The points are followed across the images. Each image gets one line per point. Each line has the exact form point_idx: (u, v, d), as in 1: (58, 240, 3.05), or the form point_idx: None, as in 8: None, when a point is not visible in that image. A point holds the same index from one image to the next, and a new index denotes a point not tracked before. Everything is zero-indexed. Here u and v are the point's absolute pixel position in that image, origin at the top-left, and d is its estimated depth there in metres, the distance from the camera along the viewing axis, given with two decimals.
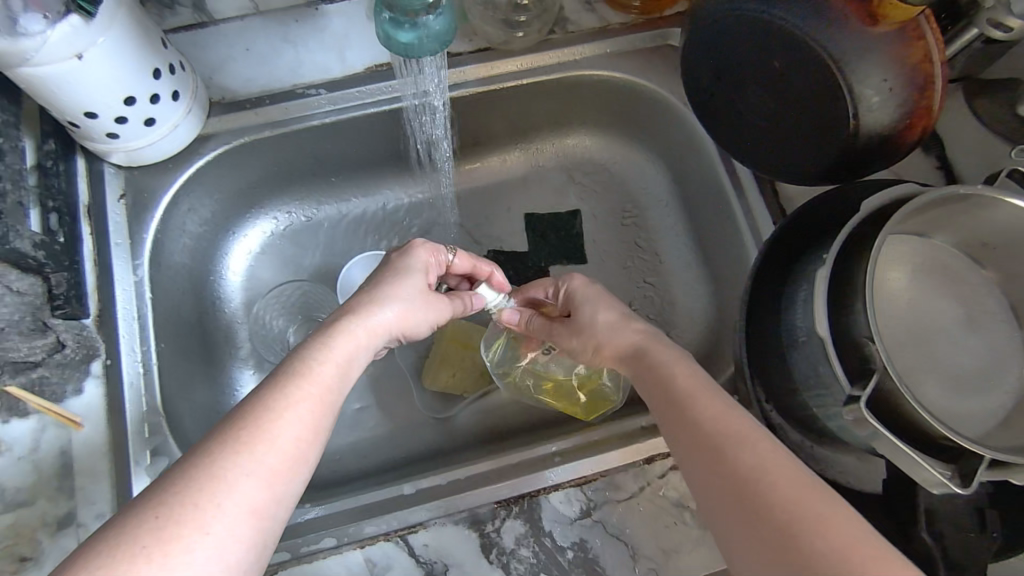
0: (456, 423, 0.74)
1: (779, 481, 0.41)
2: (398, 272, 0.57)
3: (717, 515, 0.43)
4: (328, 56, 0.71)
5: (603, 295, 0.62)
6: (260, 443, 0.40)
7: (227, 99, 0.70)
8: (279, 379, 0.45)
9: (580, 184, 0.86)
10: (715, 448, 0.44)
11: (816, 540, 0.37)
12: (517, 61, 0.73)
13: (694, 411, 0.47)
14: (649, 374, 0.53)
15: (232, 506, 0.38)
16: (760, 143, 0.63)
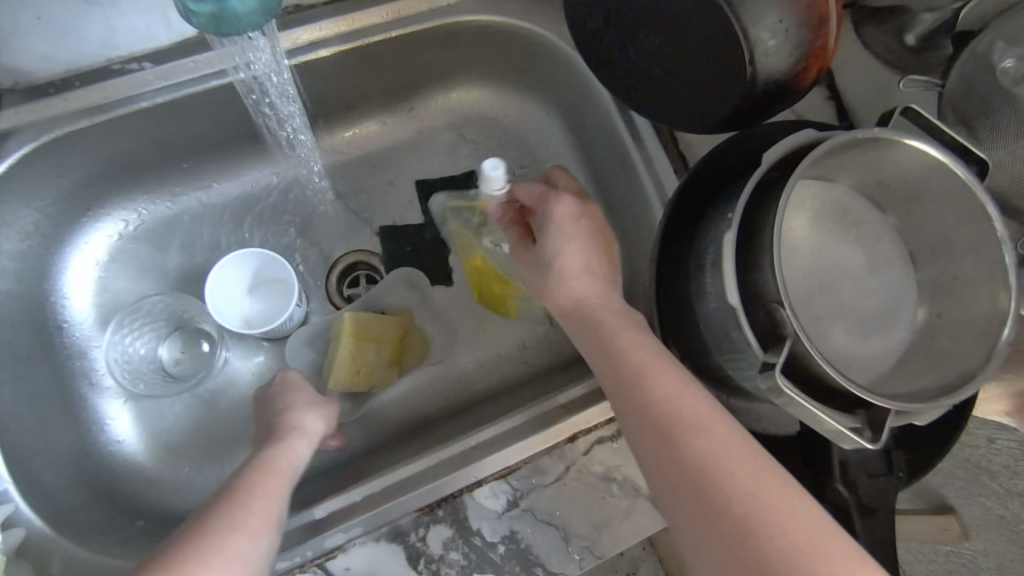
0: (368, 421, 0.69)
1: (736, 471, 0.39)
2: (297, 388, 0.61)
3: (673, 510, 0.41)
4: (147, 19, 0.58)
5: (576, 234, 0.54)
6: (242, 510, 0.44)
7: (22, 83, 0.58)
8: (242, 475, 0.49)
9: (472, 142, 0.78)
10: (662, 422, 0.42)
11: (782, 526, 0.36)
12: (381, 11, 0.64)
13: (645, 389, 0.44)
14: (598, 342, 0.49)
15: (222, 559, 0.40)
16: (652, 91, 0.57)
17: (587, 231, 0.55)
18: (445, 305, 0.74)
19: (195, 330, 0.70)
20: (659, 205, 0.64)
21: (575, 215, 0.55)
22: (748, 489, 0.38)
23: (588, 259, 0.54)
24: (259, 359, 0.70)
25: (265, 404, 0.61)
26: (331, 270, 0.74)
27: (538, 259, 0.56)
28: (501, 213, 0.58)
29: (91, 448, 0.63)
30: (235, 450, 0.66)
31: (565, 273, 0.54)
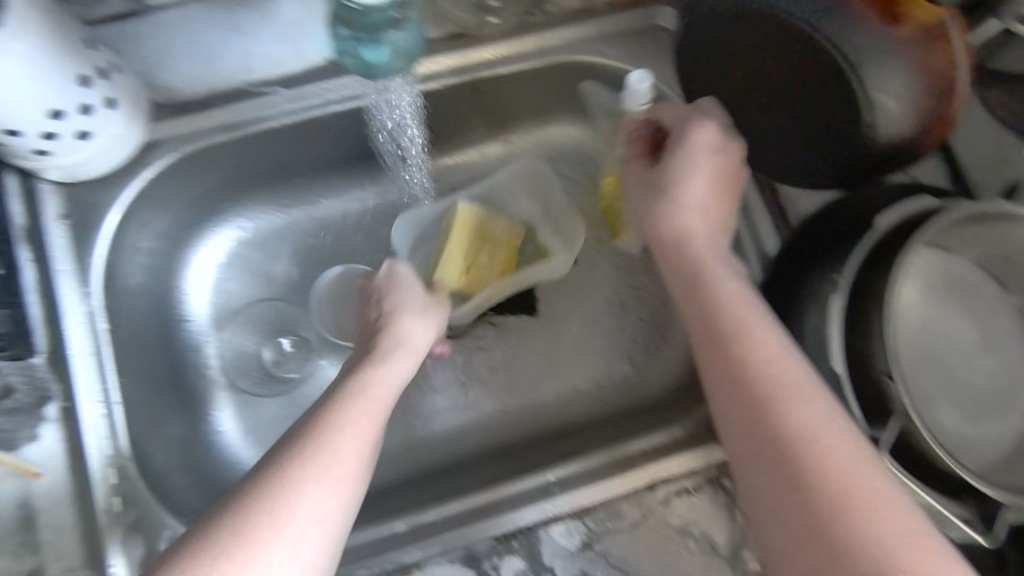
0: (444, 440, 0.72)
1: (831, 451, 0.39)
2: (402, 290, 0.59)
3: (745, 471, 0.42)
4: (281, 47, 0.64)
5: (700, 170, 0.52)
6: (329, 457, 0.44)
7: (174, 101, 0.63)
8: (337, 400, 0.48)
9: (565, 176, 0.80)
10: (758, 395, 0.42)
11: (864, 526, 0.37)
12: (494, 49, 0.67)
13: (744, 344, 0.44)
14: (698, 296, 0.48)
15: (304, 515, 0.42)
16: (758, 146, 0.57)
17: (716, 169, 0.52)
18: (528, 338, 0.76)
19: (286, 333, 0.73)
20: None
21: (713, 149, 0.52)
22: (838, 471, 0.39)
23: (707, 198, 0.52)
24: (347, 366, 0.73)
25: (369, 301, 0.60)
26: None
27: (653, 180, 0.54)
28: (633, 129, 0.57)
29: (200, 422, 0.68)
30: None
31: (681, 201, 0.52)
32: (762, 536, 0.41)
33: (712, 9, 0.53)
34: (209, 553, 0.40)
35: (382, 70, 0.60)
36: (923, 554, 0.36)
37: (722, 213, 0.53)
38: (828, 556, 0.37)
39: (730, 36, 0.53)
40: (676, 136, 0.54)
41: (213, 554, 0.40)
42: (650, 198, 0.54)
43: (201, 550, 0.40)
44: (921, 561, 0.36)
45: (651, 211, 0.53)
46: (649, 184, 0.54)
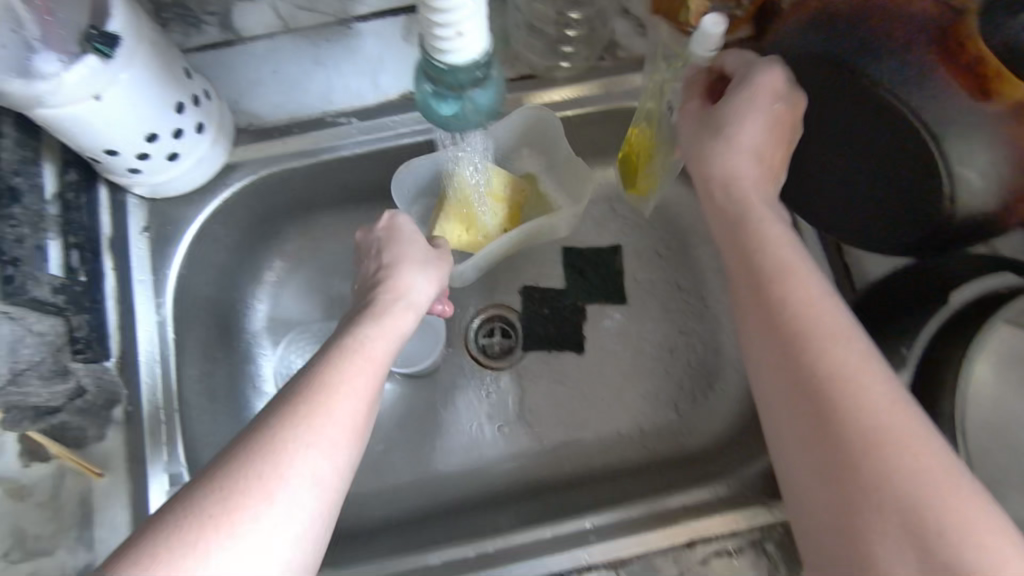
0: (482, 471, 0.72)
1: (863, 398, 0.39)
2: (404, 241, 0.59)
3: (777, 411, 0.42)
4: (360, 80, 0.67)
5: (759, 116, 0.49)
6: (322, 417, 0.44)
7: (254, 126, 0.66)
8: (331, 356, 0.48)
9: (622, 216, 0.80)
10: (793, 340, 0.42)
11: (894, 471, 0.37)
12: (560, 91, 0.68)
13: (782, 290, 0.44)
14: (740, 245, 0.47)
15: (296, 479, 0.42)
16: (828, 207, 0.55)
17: (777, 118, 0.50)
18: (576, 376, 0.76)
19: None
20: None
21: (775, 95, 0.49)
22: (871, 415, 0.38)
23: (763, 144, 0.50)
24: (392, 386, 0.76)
25: (367, 254, 0.60)
26: (475, 316, 0.78)
27: (708, 119, 0.52)
28: (694, 76, 0.54)
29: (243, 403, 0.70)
30: (362, 474, 0.73)
31: (735, 144, 0.50)
32: (789, 485, 0.42)
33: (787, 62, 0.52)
34: (192, 519, 0.39)
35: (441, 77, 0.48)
36: (952, 496, 0.36)
37: (776, 163, 0.51)
38: (853, 495, 0.37)
39: (805, 94, 0.52)
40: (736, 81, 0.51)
41: (198, 519, 0.39)
42: (700, 137, 0.52)
43: (186, 514, 0.39)
44: (951, 504, 0.35)
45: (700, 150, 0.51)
46: (704, 124, 0.52)
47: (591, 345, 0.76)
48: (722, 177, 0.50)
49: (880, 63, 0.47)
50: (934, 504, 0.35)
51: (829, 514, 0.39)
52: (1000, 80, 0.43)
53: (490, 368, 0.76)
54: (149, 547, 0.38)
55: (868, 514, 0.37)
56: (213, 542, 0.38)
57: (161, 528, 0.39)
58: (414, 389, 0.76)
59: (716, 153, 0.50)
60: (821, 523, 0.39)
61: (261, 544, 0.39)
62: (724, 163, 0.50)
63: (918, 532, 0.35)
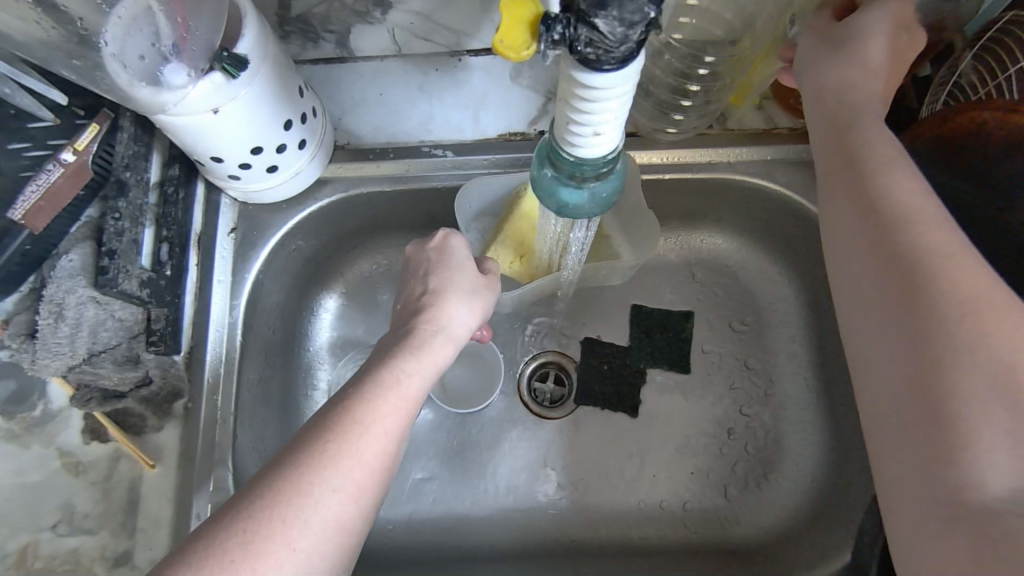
0: (515, 523, 0.71)
1: (956, 274, 0.39)
2: (453, 266, 0.57)
3: (861, 289, 0.42)
4: (461, 115, 0.67)
5: (885, 35, 0.48)
6: (350, 458, 0.43)
7: (352, 144, 0.67)
8: (365, 387, 0.47)
9: (700, 283, 0.77)
10: (886, 224, 0.42)
11: (988, 335, 0.37)
12: (665, 153, 0.67)
13: (878, 181, 0.44)
14: (841, 141, 0.47)
15: (319, 524, 0.41)
16: None
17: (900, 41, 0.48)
18: (625, 440, 0.73)
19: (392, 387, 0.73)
20: None
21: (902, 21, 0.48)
22: (963, 287, 0.38)
23: (882, 61, 0.48)
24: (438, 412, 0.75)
25: (414, 273, 0.58)
26: (531, 359, 0.77)
27: (830, 33, 0.49)
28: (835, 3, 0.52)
29: (299, 409, 0.71)
30: (394, 499, 0.72)
31: (859, 54, 0.48)
32: (863, 370, 0.41)
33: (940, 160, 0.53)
34: (213, 560, 0.38)
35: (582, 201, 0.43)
36: None
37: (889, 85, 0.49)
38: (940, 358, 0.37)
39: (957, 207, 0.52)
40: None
41: (215, 560, 0.38)
42: (821, 48, 0.50)
43: (205, 551, 0.38)
44: None
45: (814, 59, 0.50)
46: (826, 36, 0.50)
47: (647, 411, 0.74)
48: (834, 84, 0.48)
49: None
50: (1022, 373, 0.36)
51: (912, 376, 0.38)
52: None
53: (538, 415, 0.75)
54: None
55: (957, 377, 0.36)
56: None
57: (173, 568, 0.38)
58: (461, 423, 0.75)
59: (836, 57, 0.48)
60: (899, 393, 0.38)
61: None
62: (838, 67, 0.48)
63: (1011, 391, 0.36)
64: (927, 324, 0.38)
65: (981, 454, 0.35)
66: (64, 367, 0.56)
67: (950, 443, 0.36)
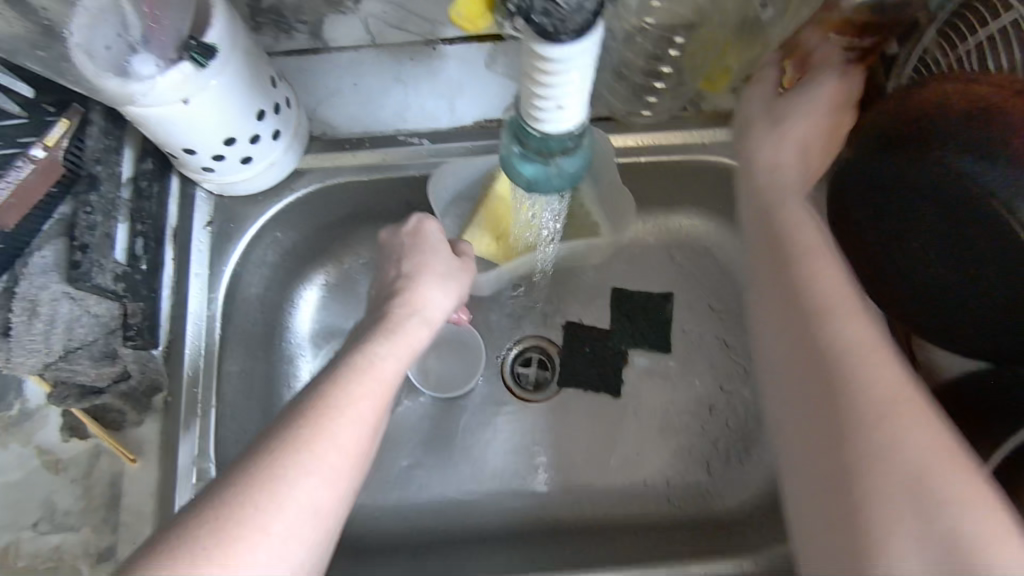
0: (500, 507, 0.71)
1: (871, 369, 0.41)
2: (427, 249, 0.57)
3: (789, 386, 0.46)
4: (437, 103, 0.67)
5: (817, 110, 0.55)
6: (325, 442, 0.44)
7: (328, 135, 0.68)
8: (338, 373, 0.48)
9: (679, 266, 0.78)
10: (807, 319, 0.45)
11: (897, 435, 0.39)
12: (637, 137, 0.68)
13: (801, 277, 0.48)
14: (778, 232, 0.52)
15: (294, 508, 0.41)
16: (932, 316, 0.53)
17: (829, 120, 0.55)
18: (608, 422, 0.74)
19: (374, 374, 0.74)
20: None
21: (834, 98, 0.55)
22: (878, 386, 0.41)
23: (812, 140, 0.55)
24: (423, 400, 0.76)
25: (389, 258, 0.58)
26: (514, 345, 0.77)
27: (770, 105, 0.58)
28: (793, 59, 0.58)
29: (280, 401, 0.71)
30: (381, 487, 0.72)
31: (786, 134, 0.56)
32: (793, 461, 0.44)
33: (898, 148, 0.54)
34: (187, 548, 0.38)
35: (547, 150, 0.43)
36: (958, 470, 0.37)
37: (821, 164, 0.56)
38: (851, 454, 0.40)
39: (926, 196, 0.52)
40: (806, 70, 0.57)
41: (189, 548, 0.38)
42: (760, 120, 0.58)
43: (178, 540, 0.38)
44: (956, 476, 0.37)
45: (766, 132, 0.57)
46: (769, 107, 0.58)
47: (629, 393, 0.75)
48: (767, 167, 0.56)
49: (986, 172, 0.43)
50: (934, 479, 0.37)
51: (826, 473, 0.41)
52: None
53: (521, 399, 0.75)
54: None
55: (863, 473, 0.39)
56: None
57: (145, 557, 0.38)
58: (444, 411, 0.75)
59: (774, 131, 0.56)
60: (816, 485, 0.42)
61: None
62: (770, 147, 0.56)
63: (923, 492, 0.37)
64: (840, 420, 0.41)
65: (885, 549, 0.37)
66: (41, 365, 0.55)
67: (861, 542, 0.38)
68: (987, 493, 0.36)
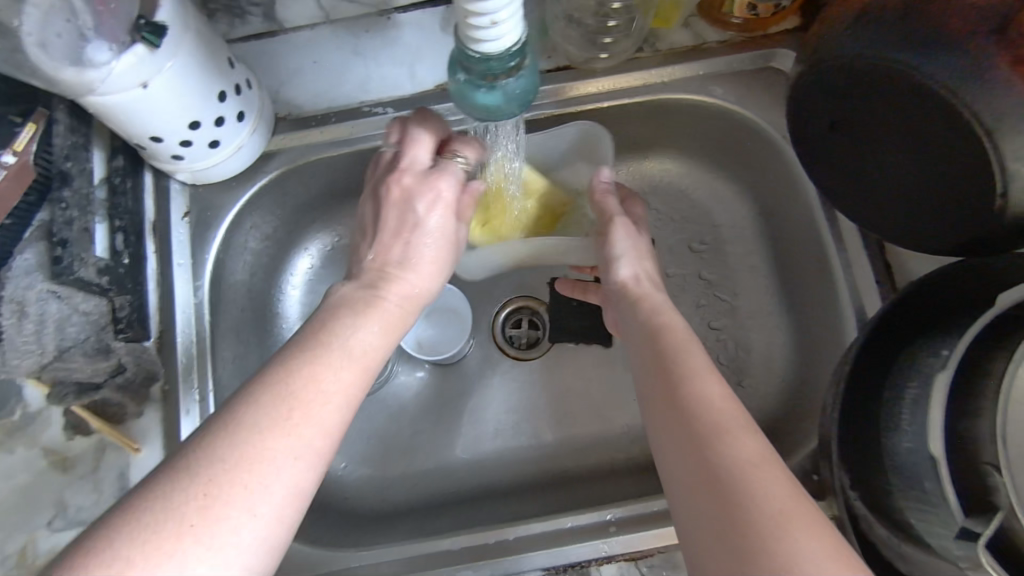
0: (504, 464, 0.72)
1: (765, 483, 0.38)
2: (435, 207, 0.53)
3: (685, 499, 0.41)
4: (397, 71, 0.68)
5: (638, 244, 0.61)
6: (312, 424, 0.42)
7: (293, 115, 0.68)
8: (326, 349, 0.45)
9: (656, 211, 0.78)
10: (699, 438, 0.42)
11: (765, 496, 0.37)
12: (599, 82, 0.68)
13: (689, 393, 0.45)
14: (644, 324, 0.54)
15: (279, 490, 0.40)
16: (887, 216, 0.53)
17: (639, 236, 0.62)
18: (599, 371, 0.75)
19: None
20: (856, 327, 0.61)
21: (632, 236, 0.61)
22: (775, 497, 0.38)
23: (639, 260, 0.60)
24: (421, 373, 0.77)
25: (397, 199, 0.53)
26: (503, 306, 0.79)
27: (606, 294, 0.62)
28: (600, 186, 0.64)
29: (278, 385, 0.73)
30: (387, 458, 0.74)
31: (620, 266, 0.60)
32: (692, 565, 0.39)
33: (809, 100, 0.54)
34: (171, 521, 0.36)
35: (497, 112, 0.40)
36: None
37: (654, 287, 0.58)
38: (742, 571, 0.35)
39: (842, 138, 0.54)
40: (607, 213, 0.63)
41: (170, 523, 0.36)
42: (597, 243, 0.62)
43: (158, 514, 0.37)
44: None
45: (614, 244, 0.60)
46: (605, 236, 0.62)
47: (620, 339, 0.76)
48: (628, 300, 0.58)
49: (930, 58, 0.42)
50: None
51: (714, 534, 0.38)
52: None
53: (515, 358, 0.77)
54: (112, 546, 0.36)
55: (744, 530, 0.36)
56: (187, 553, 0.36)
57: (125, 523, 0.36)
58: (442, 377, 0.77)
59: (632, 309, 0.57)
60: None
61: (234, 555, 0.37)
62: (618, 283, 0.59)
63: None
64: (735, 536, 0.36)
65: None
66: (37, 366, 0.57)
67: None
68: (838, 552, 0.36)
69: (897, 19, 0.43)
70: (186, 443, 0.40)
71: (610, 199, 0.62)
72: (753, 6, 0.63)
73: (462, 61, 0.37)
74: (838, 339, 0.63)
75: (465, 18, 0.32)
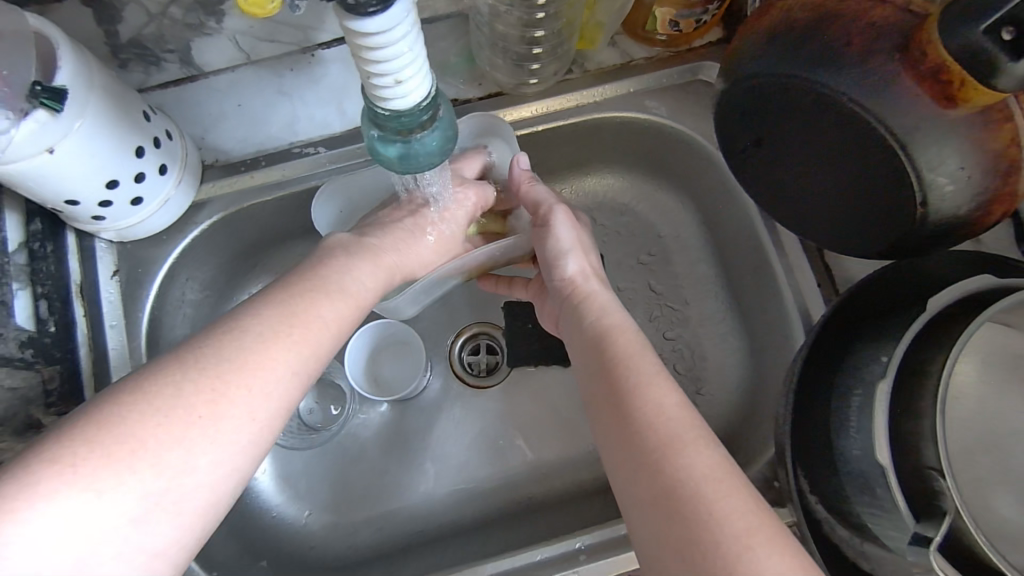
0: (472, 494, 0.72)
1: (717, 493, 0.38)
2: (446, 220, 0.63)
3: (629, 486, 0.42)
4: (326, 109, 0.66)
5: (577, 237, 0.61)
6: (302, 342, 0.46)
7: (221, 161, 0.65)
8: (316, 276, 0.51)
9: (603, 226, 0.78)
10: (638, 451, 0.42)
11: (722, 506, 0.38)
12: (532, 106, 0.68)
13: (632, 402, 0.45)
14: (592, 327, 0.53)
15: (270, 399, 0.43)
16: (813, 222, 0.54)
17: (578, 227, 0.62)
18: (559, 392, 0.75)
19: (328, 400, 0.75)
20: (803, 331, 0.62)
21: (570, 226, 0.61)
22: (725, 508, 0.38)
23: (577, 253, 0.60)
24: (380, 409, 0.75)
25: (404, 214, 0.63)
26: (457, 336, 0.78)
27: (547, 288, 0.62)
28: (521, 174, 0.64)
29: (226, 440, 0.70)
30: (351, 501, 0.72)
31: (559, 261, 0.60)
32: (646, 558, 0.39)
33: (721, 110, 0.55)
34: (181, 411, 0.39)
35: (413, 164, 0.40)
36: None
37: (591, 278, 0.59)
38: (711, 531, 0.37)
39: (757, 153, 0.55)
40: (539, 211, 0.62)
41: (181, 411, 0.39)
42: (536, 236, 0.62)
43: (166, 403, 0.39)
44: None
45: (557, 237, 0.60)
46: (538, 229, 0.62)
47: None
48: (568, 292, 0.59)
49: (833, 74, 0.43)
50: None
51: (672, 540, 0.38)
52: (965, 87, 0.39)
53: (476, 387, 0.75)
54: (124, 424, 0.38)
55: (704, 551, 0.36)
56: (194, 442, 0.39)
57: (134, 407, 0.38)
58: (401, 412, 0.75)
59: (569, 305, 0.58)
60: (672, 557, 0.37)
61: (229, 452, 0.40)
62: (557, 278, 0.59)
63: None
64: (688, 523, 0.37)
65: None
66: None
67: None
68: (797, 567, 0.36)
69: (801, 39, 0.44)
70: (189, 342, 0.43)
71: (538, 187, 0.64)
72: (675, 23, 0.64)
73: (370, 113, 0.37)
74: (786, 344, 0.64)
75: (368, 79, 0.32)
